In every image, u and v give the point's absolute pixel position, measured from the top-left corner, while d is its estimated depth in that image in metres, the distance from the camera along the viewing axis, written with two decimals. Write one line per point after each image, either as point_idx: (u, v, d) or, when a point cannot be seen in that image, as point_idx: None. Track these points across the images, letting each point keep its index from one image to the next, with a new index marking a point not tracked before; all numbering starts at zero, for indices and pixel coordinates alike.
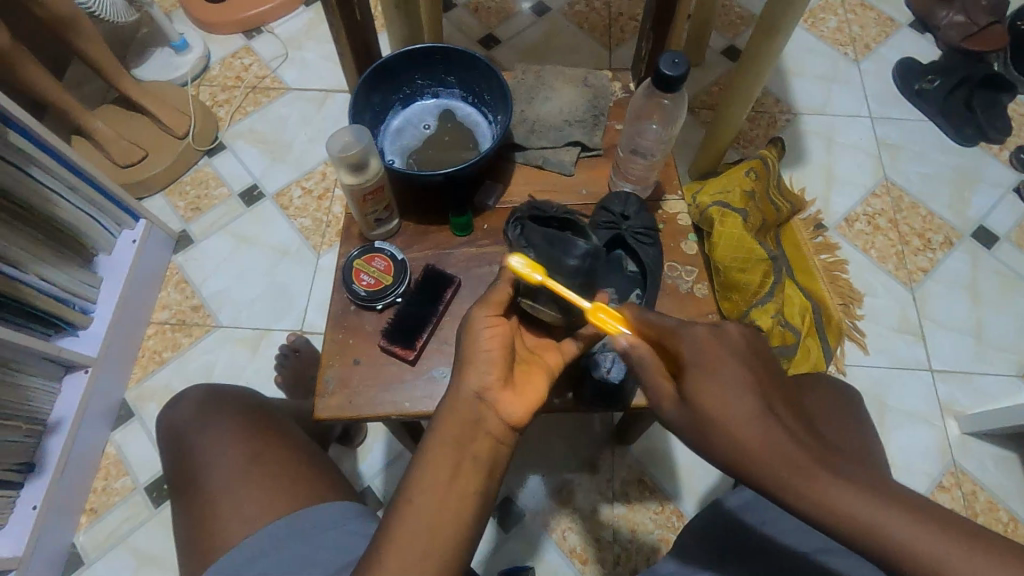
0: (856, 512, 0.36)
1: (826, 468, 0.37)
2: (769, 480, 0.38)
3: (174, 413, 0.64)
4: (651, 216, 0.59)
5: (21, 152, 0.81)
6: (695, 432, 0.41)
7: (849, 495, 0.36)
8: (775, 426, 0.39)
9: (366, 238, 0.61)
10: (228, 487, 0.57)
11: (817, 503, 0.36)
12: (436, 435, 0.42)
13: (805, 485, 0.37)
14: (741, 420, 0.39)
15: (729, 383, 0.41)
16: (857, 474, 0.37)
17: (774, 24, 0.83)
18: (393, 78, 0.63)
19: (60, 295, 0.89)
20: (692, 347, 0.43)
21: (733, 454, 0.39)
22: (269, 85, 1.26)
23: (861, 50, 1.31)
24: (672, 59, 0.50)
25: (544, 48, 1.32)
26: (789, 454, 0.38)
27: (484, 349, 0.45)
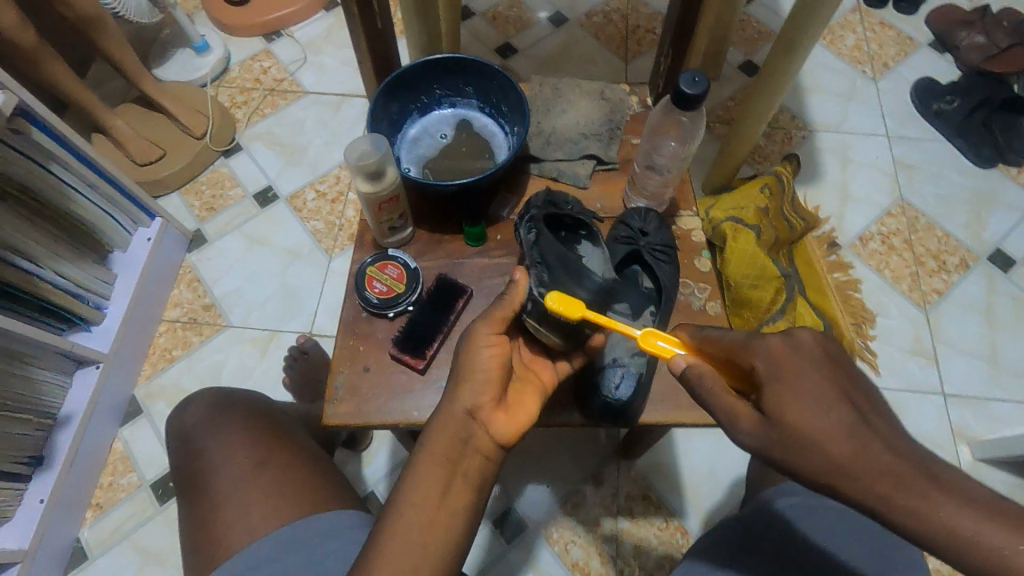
0: (977, 534, 0.33)
1: (932, 483, 0.35)
2: (871, 501, 0.36)
3: (183, 417, 0.64)
4: (671, 233, 0.60)
5: (43, 150, 0.82)
6: (782, 451, 0.39)
7: (966, 516, 0.34)
8: (872, 441, 0.37)
9: (379, 245, 0.61)
10: (234, 492, 0.57)
11: (932, 523, 0.34)
12: (425, 447, 0.42)
13: (912, 503, 0.35)
14: (834, 436, 0.37)
15: (813, 399, 0.38)
16: (964, 487, 0.35)
17: (792, 42, 0.83)
18: (412, 87, 0.63)
19: (75, 291, 0.90)
20: (767, 360, 0.41)
21: (829, 475, 0.37)
22: (287, 88, 1.27)
23: (879, 69, 1.30)
24: (691, 78, 0.50)
25: (560, 59, 1.32)
26: (890, 470, 0.35)
27: (482, 371, 0.45)
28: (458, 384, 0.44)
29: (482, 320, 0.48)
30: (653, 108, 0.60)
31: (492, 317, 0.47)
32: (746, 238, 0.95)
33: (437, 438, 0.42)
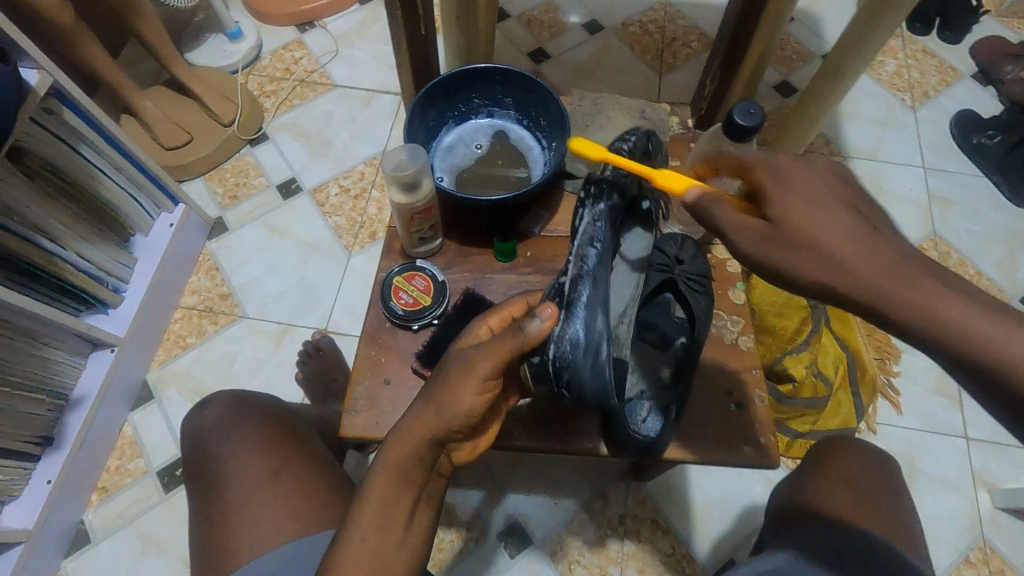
0: (958, 321, 0.36)
1: (928, 279, 0.37)
2: (855, 291, 0.39)
3: (200, 416, 0.63)
4: (706, 261, 0.57)
5: (73, 131, 0.82)
6: (777, 251, 0.41)
7: (948, 304, 0.36)
8: (864, 237, 0.39)
9: (407, 255, 0.60)
10: (247, 502, 0.56)
11: (920, 312, 0.37)
12: (381, 461, 0.42)
13: (896, 289, 0.37)
14: (830, 232, 0.39)
15: (815, 198, 0.41)
16: (957, 284, 0.37)
17: (839, 69, 0.81)
18: (450, 94, 0.62)
19: (95, 273, 0.90)
20: (779, 170, 0.43)
21: (820, 270, 0.39)
22: (316, 79, 1.26)
23: (919, 98, 1.27)
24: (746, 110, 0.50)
25: (593, 67, 1.31)
26: (878, 263, 0.38)
27: (463, 415, 0.42)
28: (436, 408, 0.42)
29: (485, 353, 0.43)
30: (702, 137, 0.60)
31: (498, 355, 0.43)
32: None
33: (391, 452, 0.42)
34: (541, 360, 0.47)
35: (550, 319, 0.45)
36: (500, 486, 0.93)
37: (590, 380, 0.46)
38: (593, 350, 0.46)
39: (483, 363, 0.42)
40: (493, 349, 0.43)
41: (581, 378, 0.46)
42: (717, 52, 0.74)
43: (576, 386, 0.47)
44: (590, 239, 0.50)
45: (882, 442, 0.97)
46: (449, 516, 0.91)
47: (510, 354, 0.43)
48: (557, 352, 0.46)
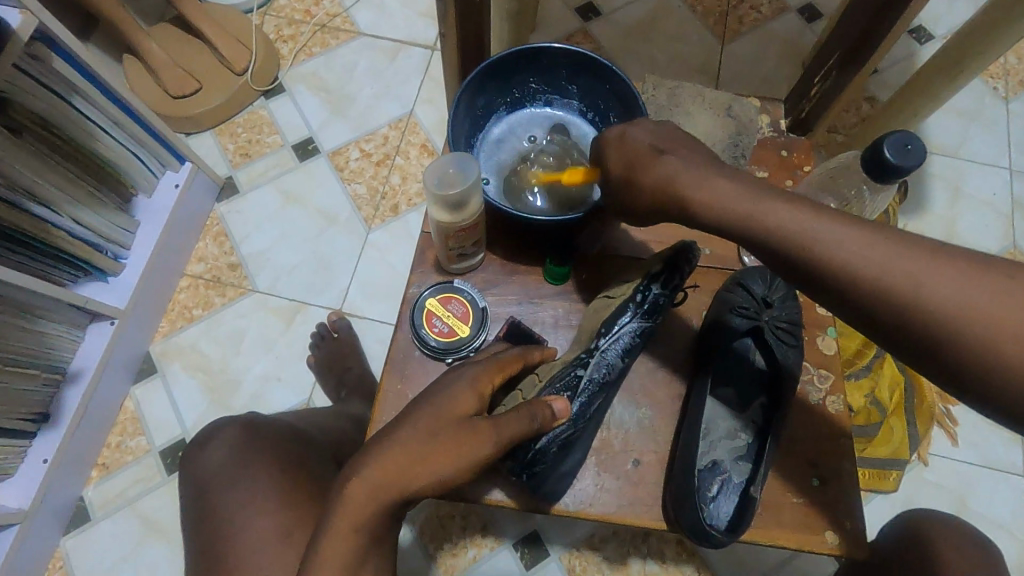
0: (781, 222, 0.39)
1: (828, 223, 0.38)
2: (690, 212, 0.42)
3: (208, 451, 0.56)
4: (797, 308, 0.50)
5: (64, 80, 0.72)
6: (620, 188, 0.45)
7: (765, 209, 0.40)
8: (687, 161, 0.44)
9: (444, 271, 0.53)
10: (255, 565, 0.50)
11: (740, 220, 0.40)
12: (342, 512, 0.38)
13: (719, 202, 0.41)
14: (655, 165, 0.44)
15: (639, 139, 0.45)
16: (855, 222, 0.38)
17: (957, 63, 0.69)
18: (505, 78, 0.53)
19: (93, 240, 0.82)
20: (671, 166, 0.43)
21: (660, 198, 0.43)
22: (339, 25, 1.13)
23: (1014, 87, 1.12)
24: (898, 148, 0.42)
25: (648, 29, 1.16)
26: (701, 182, 0.42)
27: (436, 484, 0.39)
28: (424, 464, 0.38)
29: (494, 426, 0.40)
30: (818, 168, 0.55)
31: (504, 438, 0.40)
32: None
33: (354, 503, 0.38)
34: (525, 447, 0.44)
35: (563, 412, 0.43)
36: None
37: (552, 474, 0.46)
38: (566, 447, 0.46)
39: (488, 446, 0.39)
40: (503, 429, 0.40)
41: (547, 475, 0.45)
42: (830, 41, 0.64)
43: (536, 479, 0.45)
44: (618, 346, 0.47)
45: (933, 475, 0.89)
46: (463, 521, 0.86)
47: (513, 441, 0.41)
48: (544, 451, 0.44)
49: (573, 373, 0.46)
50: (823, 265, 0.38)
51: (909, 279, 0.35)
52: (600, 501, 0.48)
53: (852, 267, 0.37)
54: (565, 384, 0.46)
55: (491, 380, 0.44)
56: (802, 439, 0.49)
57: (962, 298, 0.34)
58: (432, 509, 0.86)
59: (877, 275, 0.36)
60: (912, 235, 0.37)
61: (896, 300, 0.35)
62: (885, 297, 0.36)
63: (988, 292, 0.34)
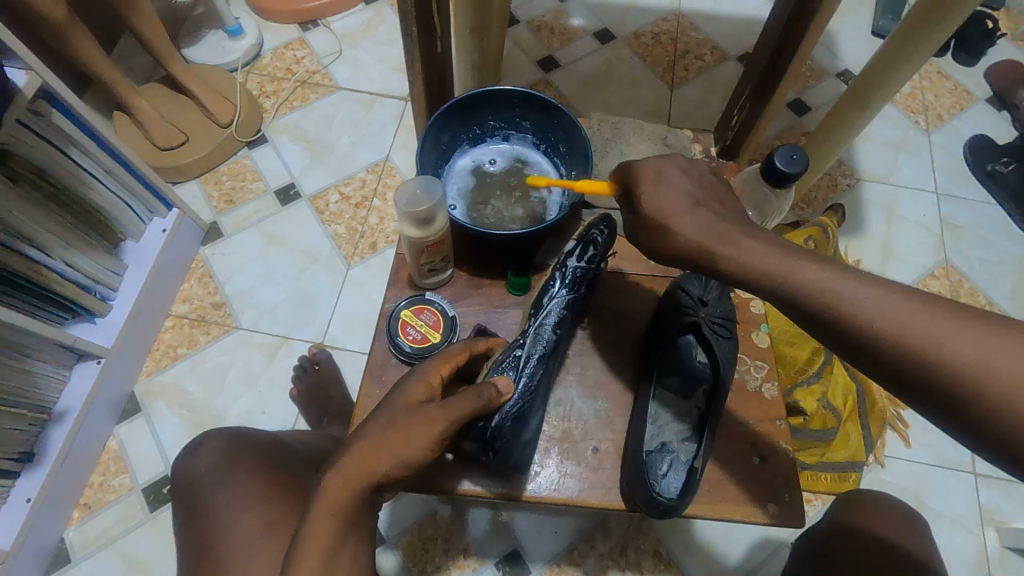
0: (814, 282, 0.40)
1: (852, 280, 0.40)
2: (719, 266, 0.43)
3: (192, 462, 0.60)
4: (729, 306, 0.56)
5: (63, 134, 0.78)
6: (653, 240, 0.46)
7: (800, 269, 0.41)
8: (718, 217, 0.45)
9: (416, 286, 0.59)
10: (238, 562, 0.53)
11: (774, 279, 0.41)
12: (320, 499, 0.43)
13: (752, 260, 0.42)
14: (688, 219, 0.45)
15: (673, 191, 0.46)
16: (877, 280, 0.40)
17: (862, 99, 0.79)
18: (466, 117, 0.61)
19: (82, 281, 0.86)
20: (698, 225, 0.44)
21: (693, 253, 0.44)
22: (318, 81, 1.22)
23: (933, 120, 1.25)
24: (789, 156, 0.49)
25: (603, 78, 1.27)
26: (733, 240, 0.43)
27: (403, 464, 0.44)
28: (386, 451, 0.43)
29: (442, 410, 0.45)
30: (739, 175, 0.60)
31: (454, 418, 0.45)
32: None
33: (330, 489, 0.43)
34: (482, 427, 0.49)
35: (507, 389, 0.49)
36: (502, 512, 0.90)
37: (515, 446, 0.50)
38: (523, 420, 0.50)
39: (439, 424, 0.44)
40: (450, 409, 0.45)
41: (511, 448, 0.50)
42: (746, 77, 0.74)
43: (503, 451, 0.50)
44: (550, 319, 0.54)
45: (890, 476, 0.95)
46: (446, 543, 0.88)
47: (463, 419, 0.46)
48: (503, 424, 0.49)
49: (512, 354, 0.52)
50: (852, 325, 0.39)
51: (929, 339, 0.37)
52: (565, 487, 0.53)
53: (875, 323, 0.39)
54: (509, 365, 0.51)
55: (437, 370, 0.49)
56: (743, 424, 0.56)
57: (987, 361, 0.35)
58: (414, 531, 0.88)
59: (900, 331, 0.38)
60: (938, 297, 0.39)
61: (918, 356, 0.37)
62: (916, 361, 0.37)
63: (1011, 356, 0.35)
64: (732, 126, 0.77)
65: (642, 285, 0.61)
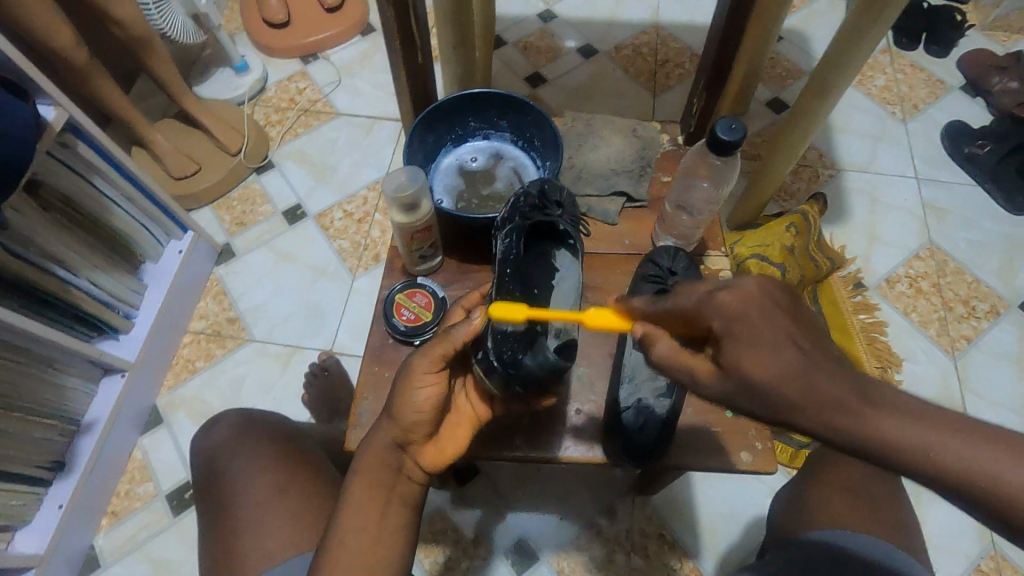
0: (959, 459, 0.30)
1: (887, 409, 0.31)
2: (749, 387, 0.34)
3: (209, 437, 0.68)
4: (697, 274, 0.64)
5: (87, 163, 0.84)
6: (742, 399, 0.35)
7: (933, 437, 0.31)
8: (834, 377, 0.32)
9: (409, 273, 0.66)
10: (254, 519, 0.61)
11: (904, 451, 0.31)
12: (359, 469, 0.50)
13: (885, 433, 0.31)
14: (796, 376, 0.33)
15: (768, 340, 0.34)
16: (920, 409, 0.32)
17: (823, 87, 0.85)
18: (448, 119, 0.68)
19: (106, 299, 0.92)
20: (718, 313, 0.36)
21: (799, 420, 0.33)
22: (320, 109, 1.30)
23: (909, 110, 1.29)
24: (728, 125, 0.55)
25: (588, 90, 1.34)
26: (847, 402, 0.32)
27: (416, 408, 0.50)
28: (398, 411, 0.51)
29: (421, 352, 0.50)
30: (690, 150, 0.65)
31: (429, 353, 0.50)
32: (772, 276, 0.95)
33: (365, 463, 0.50)
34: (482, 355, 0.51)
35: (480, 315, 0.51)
36: (509, 505, 0.93)
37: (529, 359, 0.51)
38: (527, 344, 0.52)
39: (428, 367, 0.50)
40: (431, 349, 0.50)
41: (524, 360, 0.50)
42: (701, 73, 0.80)
43: (519, 365, 0.50)
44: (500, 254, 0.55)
45: None
46: (456, 534, 0.91)
47: (451, 351, 0.50)
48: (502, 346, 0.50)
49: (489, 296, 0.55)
50: (906, 463, 0.31)
51: (987, 479, 0.30)
52: (553, 448, 0.61)
53: (926, 454, 0.31)
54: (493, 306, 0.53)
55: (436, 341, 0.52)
56: None
57: None
58: (425, 523, 0.91)
59: (954, 463, 0.30)
60: (992, 427, 0.31)
61: (988, 493, 0.30)
62: None
63: None
64: (694, 116, 0.83)
65: (620, 262, 0.68)
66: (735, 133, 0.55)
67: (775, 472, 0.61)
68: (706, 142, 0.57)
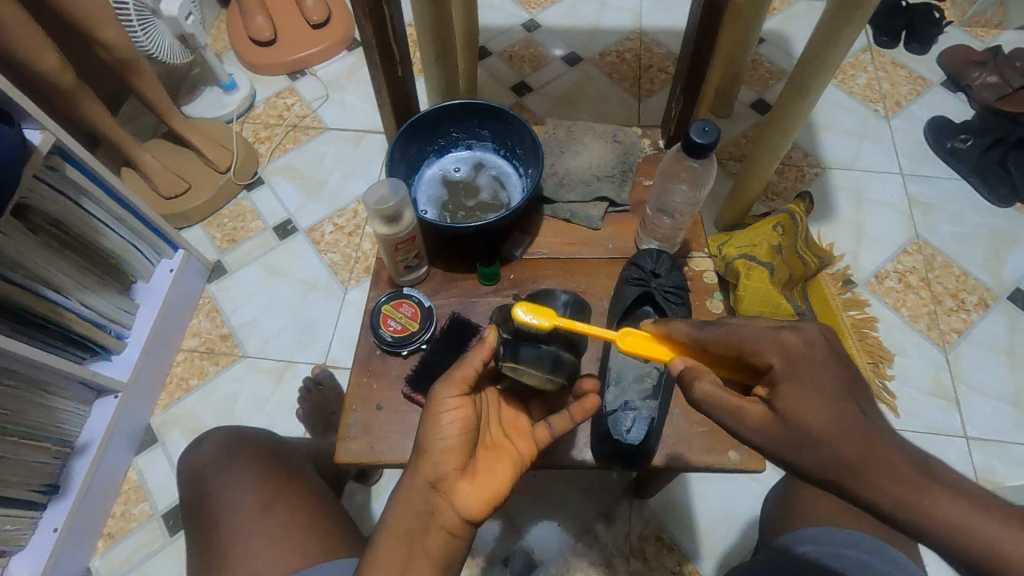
0: (993, 543, 0.33)
1: (934, 482, 0.35)
2: (798, 430, 0.39)
3: (197, 456, 0.69)
4: (680, 275, 0.64)
5: (75, 186, 0.85)
6: (791, 449, 0.39)
7: (969, 517, 0.34)
8: (888, 441, 0.37)
9: (395, 284, 0.67)
10: (242, 535, 0.61)
11: (938, 524, 0.34)
12: (384, 525, 0.45)
13: (929, 503, 0.35)
14: (849, 430, 0.37)
15: (828, 393, 0.39)
16: (966, 490, 0.35)
17: (801, 86, 0.86)
18: (430, 131, 0.69)
19: (98, 320, 0.93)
20: (782, 357, 0.42)
21: (848, 480, 0.37)
22: (308, 124, 1.31)
23: (892, 107, 1.30)
24: (701, 128, 0.56)
25: (574, 97, 1.35)
26: (894, 465, 0.36)
27: (442, 436, 0.46)
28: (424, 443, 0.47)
29: (443, 380, 0.50)
30: (668, 153, 0.66)
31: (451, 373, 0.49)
32: (760, 275, 0.96)
33: (391, 518, 0.45)
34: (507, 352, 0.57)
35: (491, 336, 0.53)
36: (506, 514, 0.93)
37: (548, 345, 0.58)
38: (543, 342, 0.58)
39: (453, 389, 0.49)
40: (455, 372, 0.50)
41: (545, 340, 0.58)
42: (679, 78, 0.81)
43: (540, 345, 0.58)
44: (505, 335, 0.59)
45: None
46: None
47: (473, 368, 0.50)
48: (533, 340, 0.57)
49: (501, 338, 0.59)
50: (937, 533, 0.35)
51: (1012, 565, 0.33)
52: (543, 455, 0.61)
53: (960, 530, 0.34)
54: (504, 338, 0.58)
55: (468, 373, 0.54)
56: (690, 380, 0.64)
57: None
58: None
59: (984, 543, 0.34)
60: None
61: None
62: None
63: None
64: (673, 120, 0.84)
65: (604, 266, 0.68)
66: (708, 136, 0.55)
67: (764, 469, 0.61)
68: (681, 146, 0.58)
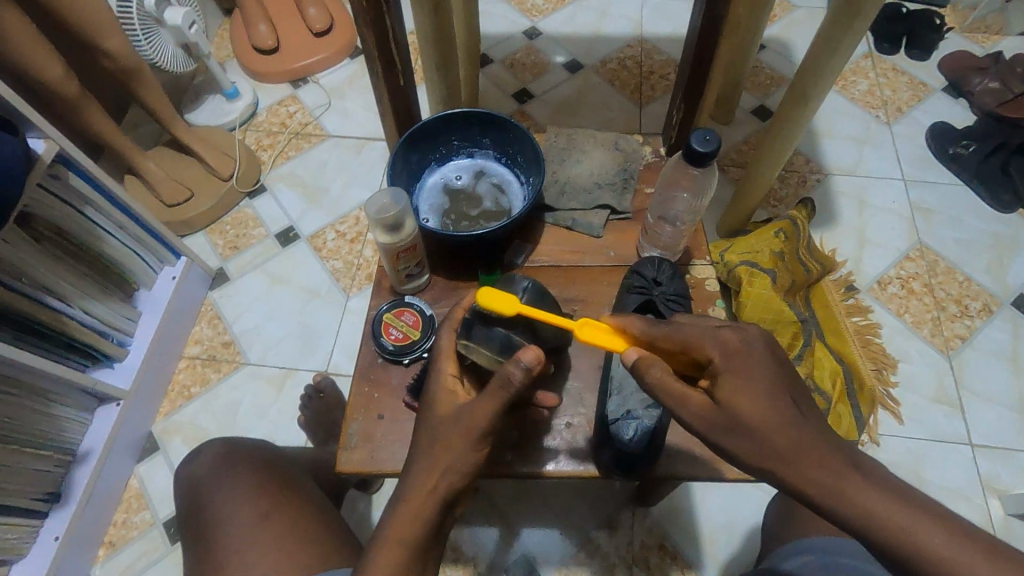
0: (904, 526, 0.38)
1: (858, 473, 0.40)
2: (737, 422, 0.42)
3: (195, 466, 0.69)
4: (683, 283, 0.64)
5: (78, 194, 0.85)
6: (729, 439, 0.42)
7: (884, 505, 0.39)
8: (817, 437, 0.41)
9: (397, 292, 0.67)
10: (241, 547, 0.61)
11: (858, 511, 0.39)
12: (389, 532, 0.46)
13: (851, 491, 0.39)
14: (784, 424, 0.41)
15: (764, 389, 0.42)
16: (883, 480, 0.40)
17: (802, 93, 0.86)
18: (431, 139, 0.69)
19: (100, 328, 0.93)
20: (722, 351, 0.44)
21: (781, 469, 0.41)
22: (311, 131, 1.32)
23: (893, 113, 1.30)
24: (703, 136, 0.56)
25: (575, 104, 1.36)
26: (824, 458, 0.40)
27: (469, 463, 0.47)
28: (445, 465, 0.46)
29: (472, 406, 0.47)
30: (670, 161, 0.66)
31: (489, 414, 0.47)
32: (762, 282, 0.96)
33: (398, 530, 0.45)
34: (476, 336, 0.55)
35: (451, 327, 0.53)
36: (507, 522, 0.92)
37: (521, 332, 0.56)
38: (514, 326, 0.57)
39: (483, 419, 0.47)
40: (483, 401, 0.47)
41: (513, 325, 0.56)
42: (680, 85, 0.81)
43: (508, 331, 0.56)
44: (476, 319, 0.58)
45: (886, 454, 0.97)
46: (456, 553, 0.90)
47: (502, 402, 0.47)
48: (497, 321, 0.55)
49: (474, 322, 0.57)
50: (858, 518, 0.39)
51: (920, 546, 0.38)
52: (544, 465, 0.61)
53: (877, 516, 0.39)
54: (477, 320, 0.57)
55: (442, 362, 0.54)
56: None
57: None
58: None
59: (900, 528, 0.38)
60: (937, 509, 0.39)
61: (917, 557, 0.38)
62: None
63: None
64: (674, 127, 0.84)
65: (606, 274, 0.68)
66: (709, 144, 0.55)
67: None
68: (682, 154, 0.58)
